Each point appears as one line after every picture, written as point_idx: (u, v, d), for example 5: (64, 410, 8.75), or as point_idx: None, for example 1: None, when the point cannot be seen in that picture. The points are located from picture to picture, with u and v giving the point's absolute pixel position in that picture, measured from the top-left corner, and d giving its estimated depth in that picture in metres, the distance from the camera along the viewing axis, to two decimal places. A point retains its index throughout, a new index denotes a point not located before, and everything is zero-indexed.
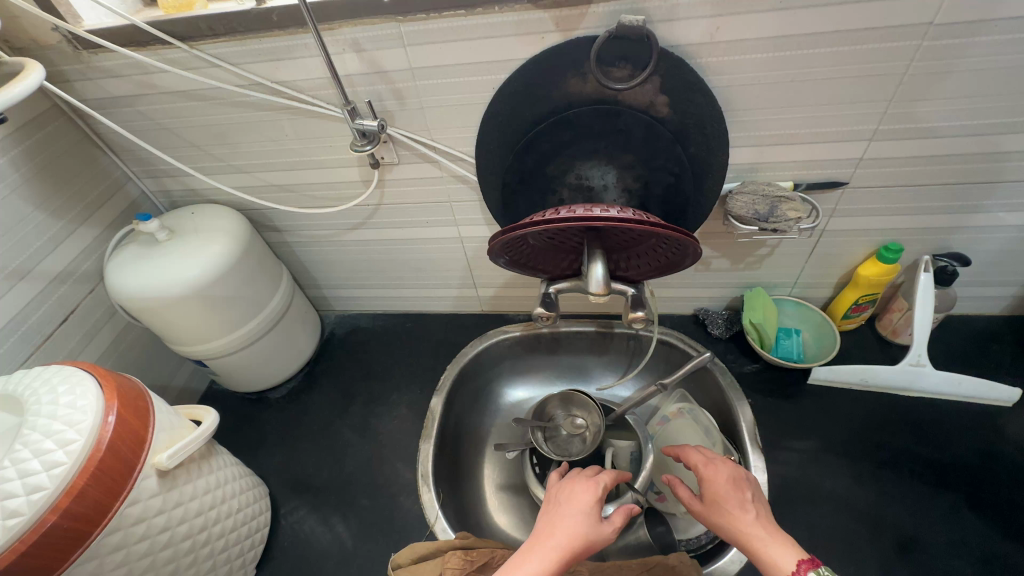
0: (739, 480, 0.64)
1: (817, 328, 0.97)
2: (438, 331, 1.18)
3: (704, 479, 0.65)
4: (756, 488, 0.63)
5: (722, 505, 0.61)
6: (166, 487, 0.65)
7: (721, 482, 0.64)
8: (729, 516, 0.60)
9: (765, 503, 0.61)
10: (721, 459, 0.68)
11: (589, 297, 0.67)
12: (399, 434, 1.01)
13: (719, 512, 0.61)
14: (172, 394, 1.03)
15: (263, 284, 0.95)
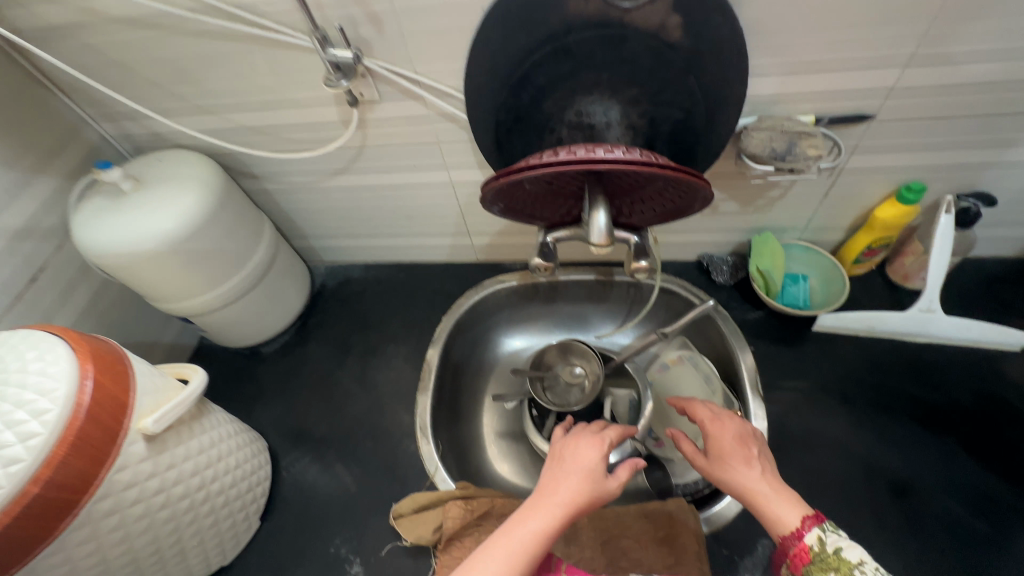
0: (746, 438, 0.62)
1: (825, 273, 0.92)
2: (432, 281, 1.14)
3: (711, 435, 0.64)
4: (763, 444, 0.62)
5: (727, 462, 0.60)
6: (155, 451, 0.63)
7: (728, 438, 0.62)
8: (735, 473, 0.59)
9: (772, 458, 0.61)
10: (728, 414, 0.67)
11: (591, 246, 0.62)
12: (396, 387, 1.00)
13: (724, 468, 0.60)
14: (161, 352, 1.00)
15: (245, 237, 0.90)
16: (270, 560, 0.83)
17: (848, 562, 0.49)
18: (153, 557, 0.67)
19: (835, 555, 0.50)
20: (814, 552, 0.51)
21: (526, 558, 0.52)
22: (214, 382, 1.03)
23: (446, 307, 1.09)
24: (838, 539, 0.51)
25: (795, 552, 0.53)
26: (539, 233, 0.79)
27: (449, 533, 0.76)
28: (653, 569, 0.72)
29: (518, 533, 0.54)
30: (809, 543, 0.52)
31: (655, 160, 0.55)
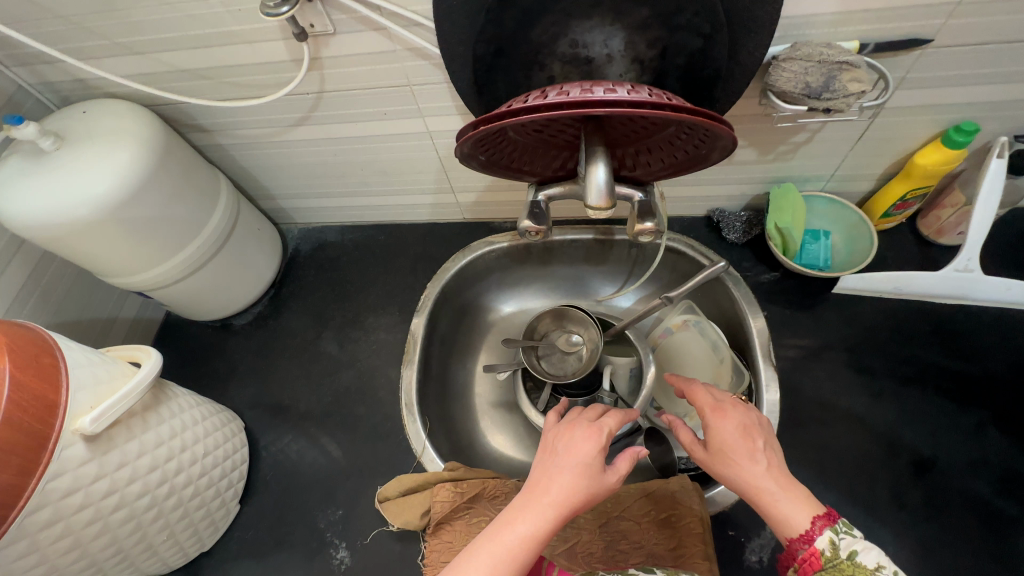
0: (749, 428, 0.54)
1: (850, 229, 0.83)
2: (414, 243, 1.04)
3: (709, 422, 0.56)
4: (768, 432, 0.54)
5: (728, 455, 0.53)
6: (100, 451, 0.56)
7: (728, 427, 0.54)
8: (738, 467, 0.51)
9: (779, 448, 0.53)
10: (731, 400, 0.58)
11: (587, 209, 0.51)
12: (380, 361, 0.94)
13: (725, 461, 0.53)
14: (123, 328, 0.93)
15: (195, 201, 0.79)
16: (253, 546, 0.79)
17: (865, 568, 0.45)
18: (115, 558, 0.61)
19: (850, 561, 0.46)
20: (826, 558, 0.46)
21: (514, 564, 0.46)
22: (183, 358, 0.96)
23: (431, 272, 1.01)
24: (852, 542, 0.46)
25: (805, 557, 0.47)
26: (529, 190, 0.68)
27: (438, 517, 0.72)
28: (655, 552, 0.68)
29: (505, 537, 0.47)
30: (821, 548, 0.46)
31: (669, 101, 0.45)
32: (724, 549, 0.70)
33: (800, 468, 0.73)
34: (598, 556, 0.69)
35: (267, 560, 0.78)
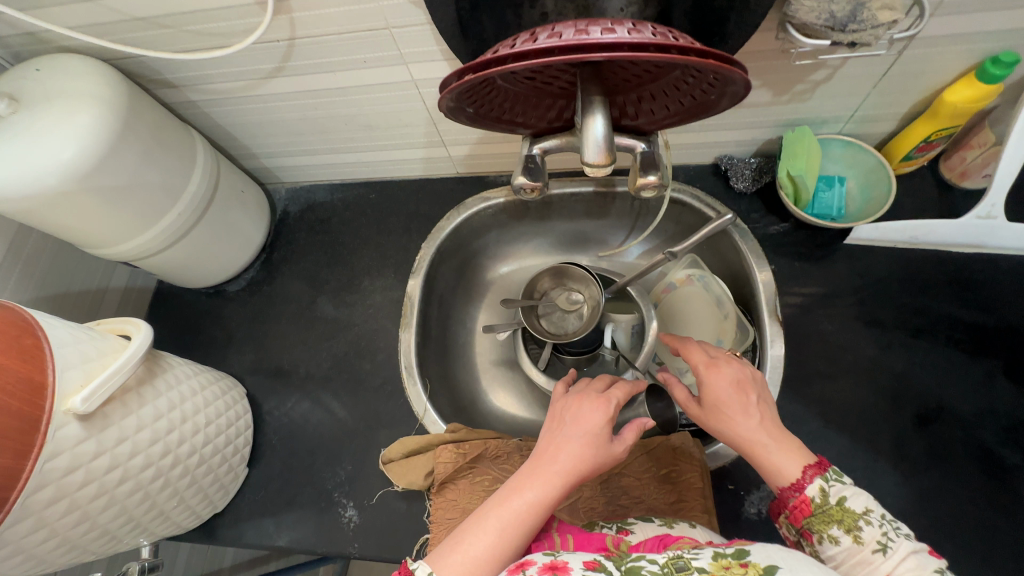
0: (744, 384, 0.54)
1: (867, 174, 0.78)
2: (407, 201, 1.00)
3: (704, 378, 0.55)
4: (763, 386, 0.54)
5: (721, 412, 0.53)
6: (97, 428, 0.56)
7: (724, 382, 0.54)
8: (732, 422, 0.52)
9: (773, 403, 0.54)
10: (726, 356, 0.57)
11: (583, 166, 0.47)
12: (377, 324, 0.92)
13: (719, 417, 0.53)
14: (115, 298, 0.91)
15: (170, 165, 0.75)
16: (264, 506, 0.82)
17: (853, 513, 0.46)
18: (128, 526, 0.63)
19: (839, 507, 0.47)
20: (816, 505, 0.47)
21: (522, 529, 0.47)
22: (179, 327, 0.95)
23: (426, 231, 0.97)
24: (841, 489, 0.47)
25: (795, 504, 0.48)
26: (523, 143, 0.63)
27: (441, 477, 0.73)
28: (655, 507, 0.69)
29: (514, 503, 0.48)
30: (811, 496, 0.48)
31: (674, 41, 0.40)
32: (723, 502, 0.71)
33: (803, 423, 0.72)
34: (599, 511, 0.70)
35: (278, 519, 0.80)
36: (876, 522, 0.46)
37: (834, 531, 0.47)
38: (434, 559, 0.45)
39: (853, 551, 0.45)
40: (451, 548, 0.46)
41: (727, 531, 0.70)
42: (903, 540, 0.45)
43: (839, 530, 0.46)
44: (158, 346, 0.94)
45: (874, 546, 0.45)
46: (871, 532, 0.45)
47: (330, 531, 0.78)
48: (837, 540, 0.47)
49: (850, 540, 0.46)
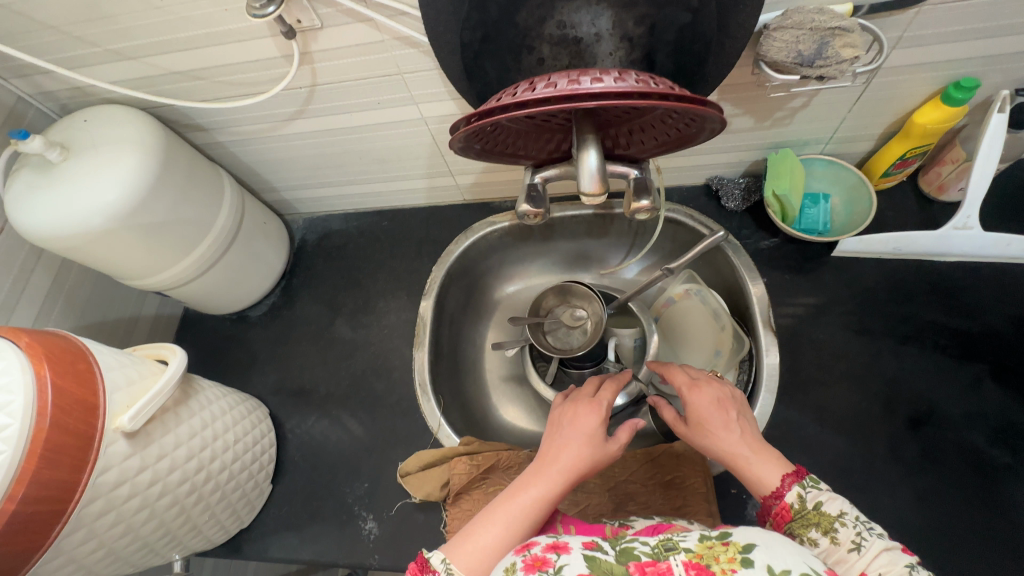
0: (724, 401, 0.60)
1: (849, 191, 0.83)
2: (418, 227, 1.06)
3: (688, 399, 0.61)
4: (743, 405, 0.60)
5: (705, 429, 0.58)
6: (141, 445, 0.60)
7: (706, 401, 0.60)
8: (715, 437, 0.57)
9: (752, 417, 0.59)
10: (706, 377, 0.64)
11: (580, 196, 0.52)
12: (392, 344, 0.97)
13: (703, 433, 0.59)
14: (145, 326, 0.97)
15: (201, 201, 0.81)
16: (287, 520, 0.85)
17: (829, 516, 0.49)
18: (164, 539, 0.67)
19: (816, 510, 0.50)
20: (795, 510, 0.51)
21: (527, 520, 0.51)
22: (205, 351, 1.00)
23: (436, 254, 1.03)
24: (817, 494, 0.51)
25: (777, 511, 0.52)
26: (526, 173, 0.69)
27: (456, 488, 0.77)
28: (661, 511, 0.72)
29: (519, 498, 0.52)
30: (790, 501, 0.51)
31: (656, 87, 0.45)
32: (727, 506, 0.74)
33: (800, 429, 0.76)
34: (608, 516, 0.73)
35: (302, 533, 0.84)
36: (851, 523, 0.48)
37: (813, 533, 0.50)
38: (445, 550, 0.49)
39: (831, 550, 0.48)
40: (461, 541, 0.49)
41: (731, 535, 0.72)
42: (877, 539, 0.47)
43: (817, 532, 0.50)
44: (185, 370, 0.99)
45: (849, 545, 0.48)
46: (847, 533, 0.48)
47: (351, 543, 0.82)
48: (816, 541, 0.50)
49: (828, 541, 0.49)
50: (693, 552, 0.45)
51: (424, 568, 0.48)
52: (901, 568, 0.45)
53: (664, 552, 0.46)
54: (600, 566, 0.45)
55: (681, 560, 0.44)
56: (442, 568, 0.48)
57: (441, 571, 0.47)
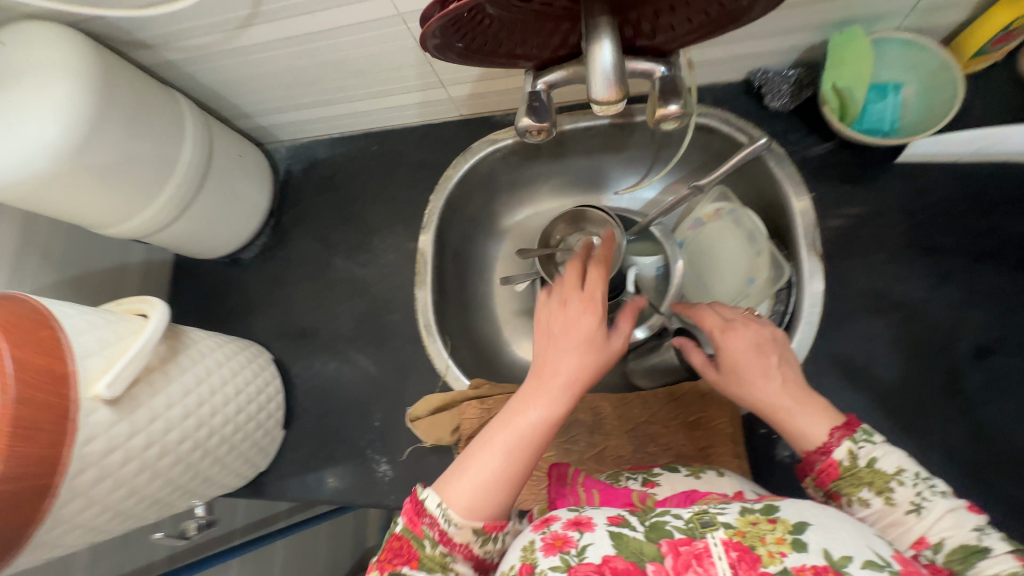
0: (764, 345, 0.53)
1: (928, 78, 0.67)
2: (411, 151, 0.94)
3: (721, 343, 0.55)
4: (784, 347, 0.54)
5: (742, 376, 0.52)
6: (127, 410, 0.57)
7: (741, 345, 0.54)
8: (753, 386, 0.52)
9: (796, 361, 0.53)
10: (743, 318, 0.57)
11: (591, 105, 0.41)
12: (394, 283, 0.90)
13: (739, 382, 0.53)
14: (136, 274, 0.92)
15: (157, 135, 0.71)
16: (303, 463, 0.85)
17: (884, 475, 0.45)
18: (176, 493, 0.66)
19: (869, 468, 0.45)
20: (844, 468, 0.46)
21: (534, 443, 0.47)
22: (201, 297, 0.96)
23: (434, 181, 0.92)
24: (871, 449, 0.46)
25: (822, 467, 0.47)
26: (526, 79, 0.57)
27: (467, 433, 0.74)
28: (684, 453, 0.68)
29: (520, 417, 0.47)
30: (839, 459, 0.46)
31: None
32: (757, 447, 0.69)
33: (843, 364, 0.68)
34: (627, 459, 0.70)
35: (319, 474, 0.84)
36: (909, 482, 0.44)
37: (865, 493, 0.45)
38: (445, 489, 0.46)
39: (885, 512, 0.44)
40: (462, 478, 0.46)
41: (759, 474, 0.68)
42: (940, 499, 0.43)
43: (869, 492, 0.45)
44: (183, 318, 0.95)
45: (907, 508, 0.43)
46: (904, 494, 0.44)
47: (366, 484, 0.81)
48: (867, 502, 0.45)
49: (882, 502, 0.44)
50: (734, 529, 0.41)
51: (418, 512, 0.46)
52: (968, 532, 0.41)
53: (700, 528, 0.42)
54: (629, 546, 0.41)
55: (721, 539, 0.41)
56: (440, 512, 0.45)
57: (439, 516, 0.45)
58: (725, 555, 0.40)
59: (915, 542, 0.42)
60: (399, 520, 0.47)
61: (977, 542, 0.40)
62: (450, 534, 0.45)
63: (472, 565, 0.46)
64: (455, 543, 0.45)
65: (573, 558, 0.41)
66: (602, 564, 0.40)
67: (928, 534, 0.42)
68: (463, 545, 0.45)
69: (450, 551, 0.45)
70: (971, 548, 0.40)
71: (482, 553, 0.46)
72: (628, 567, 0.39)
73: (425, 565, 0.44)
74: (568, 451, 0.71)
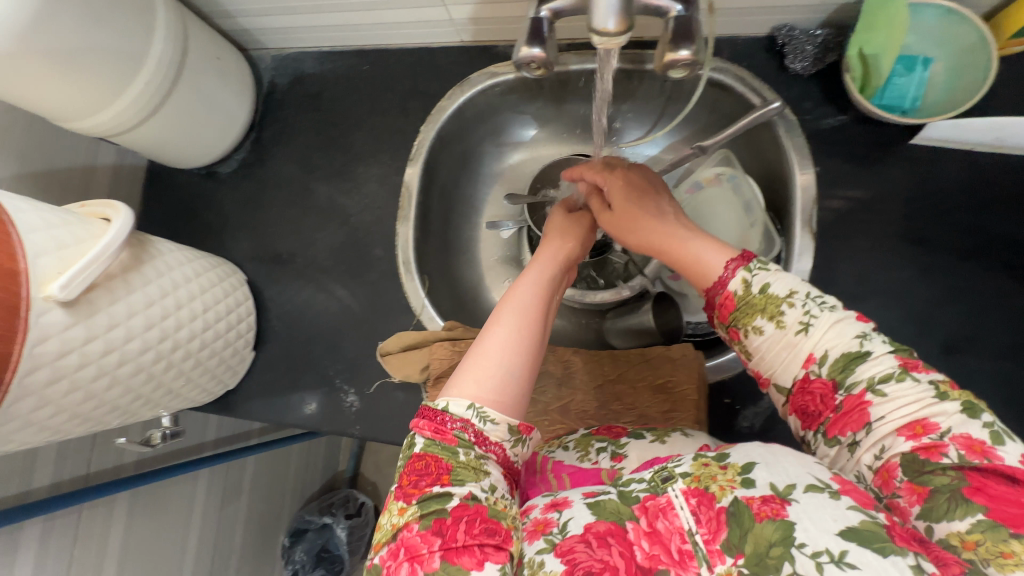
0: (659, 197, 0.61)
1: (960, 55, 0.62)
2: (404, 75, 0.88)
3: (624, 194, 0.63)
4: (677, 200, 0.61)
5: (642, 219, 0.59)
6: (83, 315, 0.55)
7: (638, 195, 0.62)
8: (653, 226, 0.58)
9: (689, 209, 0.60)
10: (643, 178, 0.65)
11: (590, 35, 0.37)
12: (375, 216, 0.87)
13: (641, 226, 0.59)
14: (105, 176, 0.87)
15: (124, 23, 0.64)
16: (271, 387, 0.85)
17: (776, 300, 0.48)
18: (138, 402, 0.66)
19: (762, 294, 0.48)
20: (740, 298, 0.49)
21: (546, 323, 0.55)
22: (175, 209, 0.92)
23: (426, 110, 0.87)
24: (765, 276, 0.49)
25: (721, 301, 0.51)
26: (530, 2, 0.53)
27: (436, 372, 0.74)
28: (646, 414, 0.69)
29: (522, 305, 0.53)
30: (734, 290, 0.50)
31: None
32: (717, 417, 0.70)
33: None
34: (591, 414, 0.71)
35: (287, 399, 0.85)
36: (799, 303, 0.47)
37: (758, 321, 0.48)
38: (464, 394, 0.48)
39: (777, 336, 0.47)
40: (468, 371, 0.50)
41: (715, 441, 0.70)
42: (828, 313, 0.46)
43: (763, 319, 0.48)
44: (155, 230, 0.92)
45: (797, 328, 0.47)
46: (793, 316, 0.47)
47: (333, 413, 0.82)
48: (761, 329, 0.48)
49: (773, 326, 0.48)
50: (690, 476, 0.44)
51: (446, 422, 0.47)
52: (850, 340, 0.45)
53: (661, 484, 0.45)
54: (607, 509, 0.44)
55: (680, 489, 0.43)
56: (471, 413, 0.48)
57: (472, 417, 0.48)
58: (686, 504, 0.43)
59: (805, 360, 0.46)
60: (420, 440, 0.48)
61: (859, 348, 0.44)
62: (486, 433, 0.48)
63: (502, 470, 0.49)
64: (490, 443, 0.48)
65: (557, 536, 0.43)
66: (585, 532, 0.42)
67: (815, 350, 0.46)
68: (497, 445, 0.49)
69: (485, 453, 0.48)
70: (852, 354, 0.44)
71: (512, 454, 0.50)
72: (610, 528, 0.42)
73: (458, 474, 0.46)
74: (534, 401, 0.73)
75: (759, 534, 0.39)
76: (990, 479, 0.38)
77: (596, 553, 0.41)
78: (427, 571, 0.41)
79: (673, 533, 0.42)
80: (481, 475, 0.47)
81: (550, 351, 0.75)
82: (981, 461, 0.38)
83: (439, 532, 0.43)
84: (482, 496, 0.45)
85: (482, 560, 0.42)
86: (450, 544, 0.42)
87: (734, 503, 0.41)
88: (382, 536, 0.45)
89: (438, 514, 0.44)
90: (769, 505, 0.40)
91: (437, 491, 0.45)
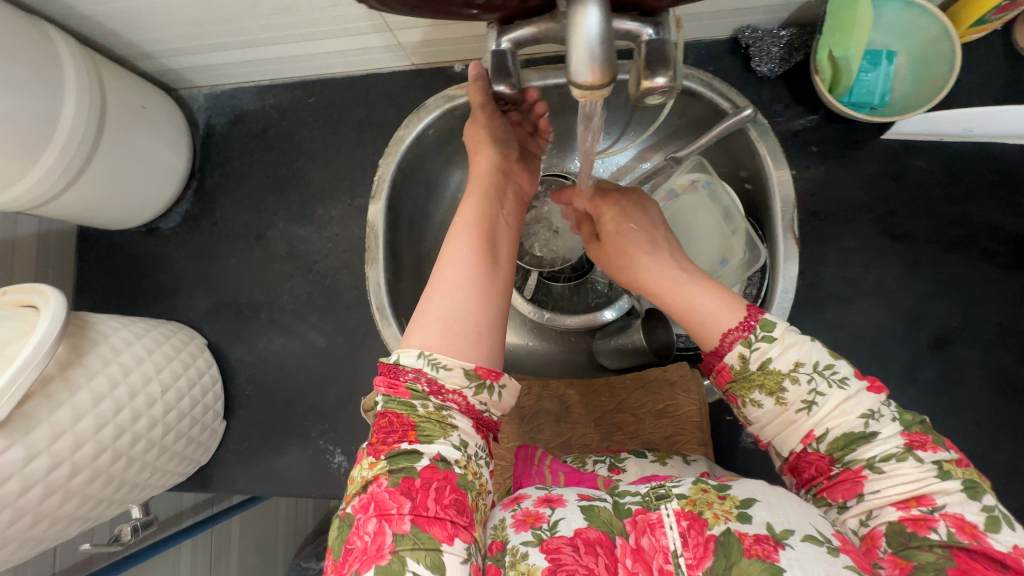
0: (652, 236, 0.59)
1: (923, 47, 0.62)
2: (355, 105, 0.82)
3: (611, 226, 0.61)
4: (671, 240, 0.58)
5: (634, 256, 0.57)
6: (18, 434, 0.49)
7: (625, 231, 0.59)
8: (644, 268, 0.56)
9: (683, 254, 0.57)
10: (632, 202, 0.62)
11: (570, 87, 0.33)
12: (341, 259, 0.81)
13: (633, 262, 0.57)
14: (28, 249, 0.77)
15: (27, 91, 0.57)
16: (250, 456, 0.79)
17: (777, 375, 0.45)
18: (100, 507, 0.60)
19: (760, 371, 0.46)
20: (737, 371, 0.47)
21: (491, 261, 0.52)
22: (116, 274, 0.83)
23: (384, 141, 0.81)
24: (766, 352, 0.46)
25: (717, 370, 0.48)
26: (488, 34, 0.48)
27: None
28: (650, 440, 0.67)
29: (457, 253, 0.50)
30: (731, 362, 0.47)
31: None
32: (721, 432, 0.69)
33: None
34: (593, 448, 0.69)
35: (268, 466, 0.78)
36: (803, 380, 0.44)
37: (757, 395, 0.46)
38: (413, 345, 0.46)
39: (777, 411, 0.45)
40: (422, 329, 0.47)
41: (722, 459, 0.69)
42: (836, 391, 0.44)
43: (761, 394, 0.46)
44: (95, 298, 0.83)
45: (799, 406, 0.45)
46: (797, 393, 0.45)
47: (322, 476, 0.77)
48: (760, 403, 0.46)
49: (773, 402, 0.45)
50: (686, 499, 0.42)
51: (398, 374, 0.45)
52: (855, 420, 0.43)
53: (655, 500, 0.43)
54: (598, 517, 0.42)
55: (673, 509, 0.41)
56: (424, 362, 0.45)
57: (424, 365, 0.45)
58: (675, 525, 0.40)
59: (803, 436, 0.45)
60: (381, 398, 0.46)
61: (864, 428, 0.43)
62: (441, 381, 0.45)
63: (472, 422, 0.47)
64: (447, 393, 0.45)
65: (545, 532, 0.41)
66: (573, 536, 0.40)
67: (816, 428, 0.44)
68: (455, 393, 0.45)
69: (444, 403, 0.45)
70: (855, 435, 0.42)
71: (478, 405, 0.47)
72: (599, 537, 0.40)
73: (423, 429, 0.44)
74: (533, 441, 0.70)
75: (744, 569, 0.36)
76: (978, 562, 0.37)
77: (581, 559, 0.38)
78: (395, 532, 0.40)
79: (656, 551, 0.39)
80: (450, 431, 0.45)
81: (543, 387, 0.73)
82: (971, 542, 0.37)
83: (408, 493, 0.41)
84: (453, 458, 0.43)
85: (452, 534, 0.40)
86: (420, 510, 0.40)
87: (725, 533, 0.39)
88: (354, 489, 0.44)
89: (408, 473, 0.42)
90: (761, 544, 0.38)
91: (405, 448, 0.43)
